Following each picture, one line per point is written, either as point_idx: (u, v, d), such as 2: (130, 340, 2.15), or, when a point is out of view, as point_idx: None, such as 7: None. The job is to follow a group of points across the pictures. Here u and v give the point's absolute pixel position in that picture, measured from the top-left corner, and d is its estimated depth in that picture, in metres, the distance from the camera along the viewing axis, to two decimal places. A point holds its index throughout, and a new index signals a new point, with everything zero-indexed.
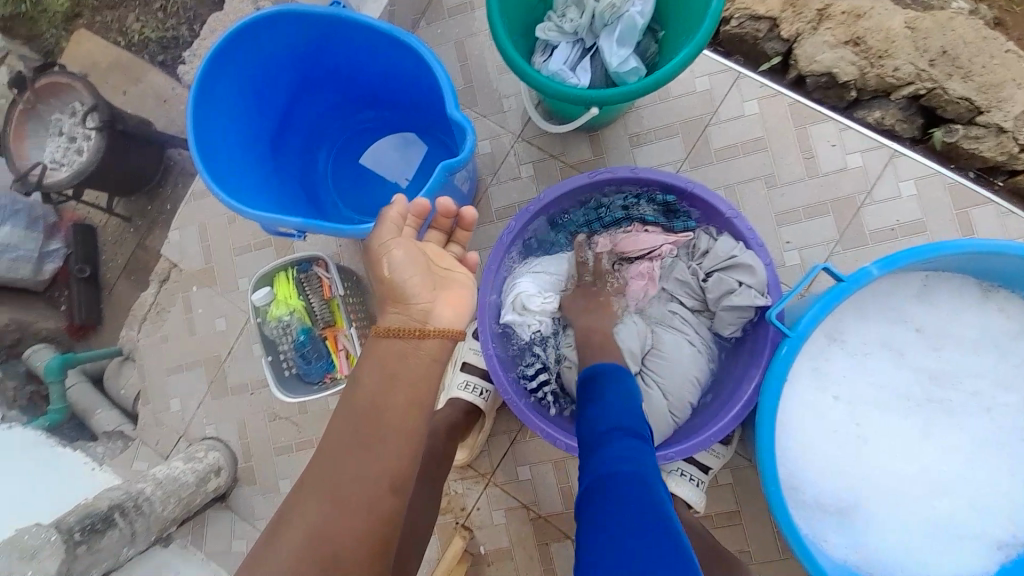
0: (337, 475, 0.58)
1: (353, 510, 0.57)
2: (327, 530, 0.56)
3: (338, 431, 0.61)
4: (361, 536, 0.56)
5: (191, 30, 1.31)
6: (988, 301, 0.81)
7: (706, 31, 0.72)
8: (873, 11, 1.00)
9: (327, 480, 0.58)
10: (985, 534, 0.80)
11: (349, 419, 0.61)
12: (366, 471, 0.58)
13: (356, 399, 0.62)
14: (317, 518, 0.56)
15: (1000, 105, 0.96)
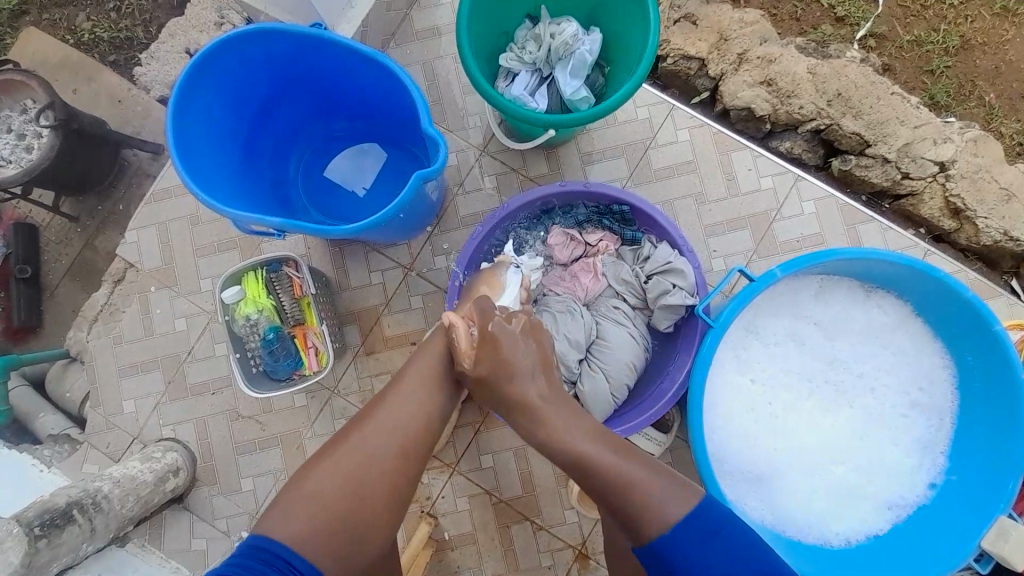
0: (407, 398, 0.76)
1: (414, 424, 0.74)
2: (392, 438, 0.71)
3: (411, 369, 0.80)
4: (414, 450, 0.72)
5: (148, 33, 1.33)
6: (872, 300, 0.98)
7: (643, 70, 0.85)
8: (782, 57, 1.19)
9: (400, 400, 0.76)
10: (875, 495, 0.95)
11: (417, 369, 0.80)
12: (423, 403, 0.76)
13: (428, 354, 0.82)
14: (388, 425, 0.72)
15: (886, 139, 1.18)
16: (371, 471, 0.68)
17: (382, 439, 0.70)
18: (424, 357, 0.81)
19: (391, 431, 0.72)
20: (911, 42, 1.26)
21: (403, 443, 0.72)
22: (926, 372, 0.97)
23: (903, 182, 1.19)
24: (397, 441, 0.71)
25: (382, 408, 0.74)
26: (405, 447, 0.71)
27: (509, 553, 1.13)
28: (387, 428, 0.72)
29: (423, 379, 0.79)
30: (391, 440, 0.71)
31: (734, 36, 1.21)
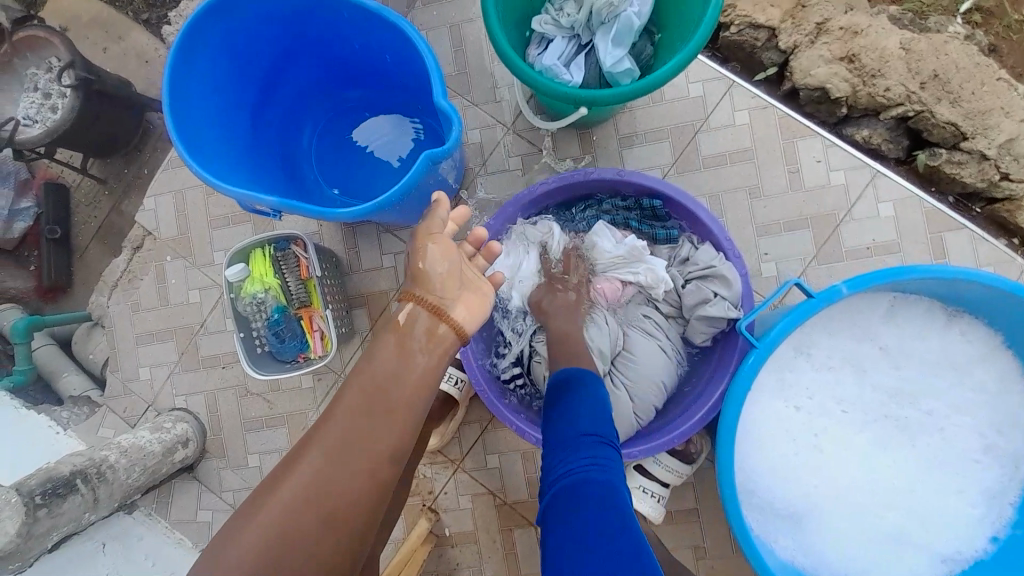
0: (343, 442, 0.59)
1: (354, 473, 0.58)
2: (324, 494, 0.56)
3: (346, 400, 0.62)
4: (358, 504, 0.58)
5: None
6: (953, 325, 0.82)
7: (701, 39, 0.71)
8: (870, 29, 1.00)
9: (333, 447, 0.58)
10: (926, 546, 0.83)
11: (359, 392, 0.63)
12: (369, 443, 0.60)
13: (365, 374, 0.64)
14: (319, 476, 0.57)
15: (986, 133, 0.98)
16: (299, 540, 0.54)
17: (313, 498, 0.56)
18: (370, 378, 0.64)
19: (319, 489, 0.56)
20: (1020, 22, 1.03)
21: (343, 495, 0.57)
22: (1009, 413, 0.82)
23: (1000, 184, 0.99)
24: (334, 495, 0.57)
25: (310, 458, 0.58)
26: (343, 500, 0.57)
27: (511, 557, 1.08)
28: (314, 480, 0.56)
29: (364, 410, 0.61)
30: (322, 498, 0.56)
31: (812, 2, 1.03)
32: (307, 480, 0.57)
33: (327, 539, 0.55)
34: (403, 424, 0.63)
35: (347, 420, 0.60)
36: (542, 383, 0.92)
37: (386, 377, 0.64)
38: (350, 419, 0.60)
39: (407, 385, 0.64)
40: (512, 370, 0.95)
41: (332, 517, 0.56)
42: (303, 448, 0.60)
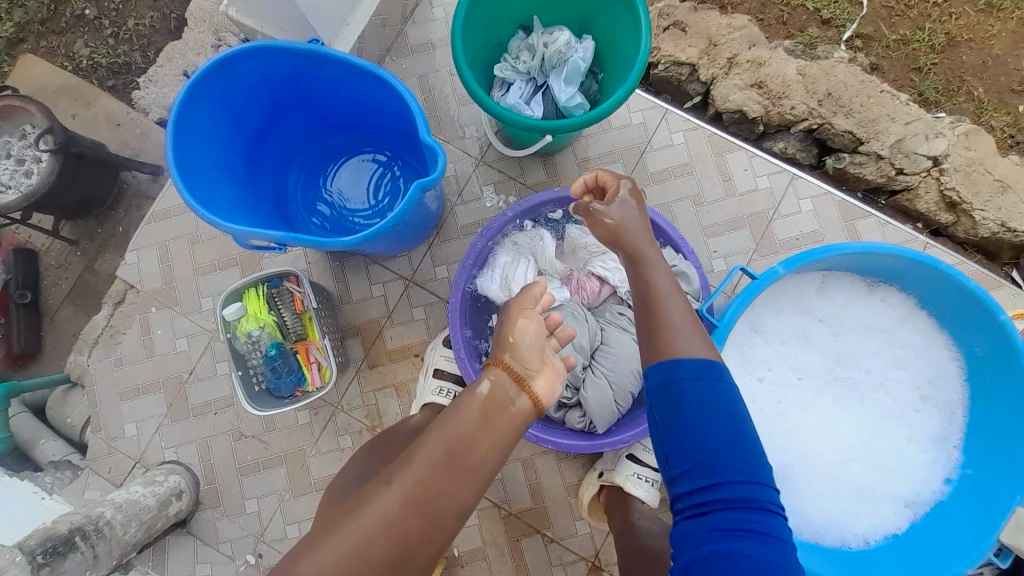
0: (419, 494, 0.55)
1: (421, 528, 0.55)
2: (393, 543, 0.54)
3: (427, 453, 0.57)
4: (424, 554, 0.56)
5: (146, 57, 1.35)
6: (875, 294, 0.97)
7: (637, 74, 0.86)
8: (771, 60, 1.21)
9: (408, 496, 0.55)
10: (891, 492, 0.94)
11: (436, 449, 0.57)
12: (442, 506, 0.56)
13: (449, 431, 0.57)
14: (389, 525, 0.54)
15: (879, 136, 1.18)
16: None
17: (382, 548, 0.54)
18: (445, 439, 0.57)
19: (388, 535, 0.54)
20: (896, 41, 1.28)
21: (410, 547, 0.55)
22: (937, 365, 0.95)
23: (898, 178, 1.20)
24: (402, 544, 0.55)
25: (382, 500, 0.56)
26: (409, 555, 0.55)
27: (521, 568, 1.11)
28: (386, 526, 0.54)
29: (439, 470, 0.56)
30: (390, 546, 0.54)
31: (722, 41, 1.23)
32: (376, 525, 0.54)
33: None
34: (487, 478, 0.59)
35: (422, 472, 0.56)
36: None
37: (464, 436, 0.57)
38: (426, 476, 0.56)
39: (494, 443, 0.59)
40: None
41: (398, 568, 0.54)
42: (371, 496, 0.57)
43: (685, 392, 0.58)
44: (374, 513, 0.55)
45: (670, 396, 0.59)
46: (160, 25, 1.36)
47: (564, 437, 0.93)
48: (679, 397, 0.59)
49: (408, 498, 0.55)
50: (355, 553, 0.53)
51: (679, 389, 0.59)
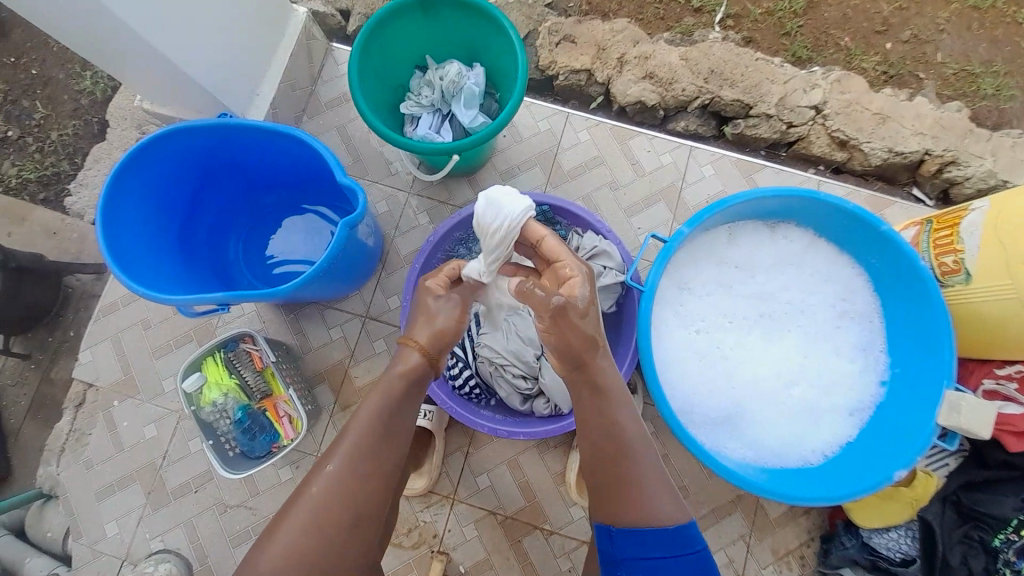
0: (362, 452, 0.70)
1: (345, 518, 0.67)
2: (324, 538, 0.65)
3: (361, 421, 0.72)
4: (354, 536, 0.67)
5: (74, 164, 1.39)
6: (777, 233, 1.11)
7: (521, 90, 0.97)
8: (656, 53, 1.33)
9: (353, 456, 0.69)
10: (837, 405, 1.05)
11: (348, 444, 0.70)
12: (361, 489, 0.69)
13: (379, 395, 0.74)
14: (316, 524, 0.65)
15: (765, 98, 1.31)
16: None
17: (314, 544, 0.64)
18: (353, 434, 0.71)
19: (316, 532, 0.65)
20: (761, 15, 1.43)
21: (339, 535, 0.66)
22: (845, 283, 1.09)
23: (790, 131, 1.32)
24: (331, 535, 0.65)
25: (304, 506, 0.66)
26: (342, 541, 0.66)
27: (528, 566, 1.14)
28: (314, 526, 0.65)
29: (352, 459, 0.69)
30: (321, 539, 0.65)
31: (610, 45, 1.34)
32: (304, 529, 0.65)
33: (334, 571, 0.65)
34: (399, 445, 0.74)
35: (338, 467, 0.68)
36: (494, 380, 1.05)
37: (368, 425, 0.72)
38: (341, 467, 0.69)
39: (399, 419, 0.74)
40: (464, 375, 1.06)
41: (333, 553, 0.65)
42: (294, 506, 0.67)
43: (634, 543, 0.73)
44: (298, 519, 0.65)
45: (631, 546, 0.73)
46: (84, 131, 1.40)
47: (531, 426, 0.98)
48: (643, 560, 0.72)
49: (327, 493, 0.67)
50: (292, 557, 0.63)
51: (631, 537, 0.73)
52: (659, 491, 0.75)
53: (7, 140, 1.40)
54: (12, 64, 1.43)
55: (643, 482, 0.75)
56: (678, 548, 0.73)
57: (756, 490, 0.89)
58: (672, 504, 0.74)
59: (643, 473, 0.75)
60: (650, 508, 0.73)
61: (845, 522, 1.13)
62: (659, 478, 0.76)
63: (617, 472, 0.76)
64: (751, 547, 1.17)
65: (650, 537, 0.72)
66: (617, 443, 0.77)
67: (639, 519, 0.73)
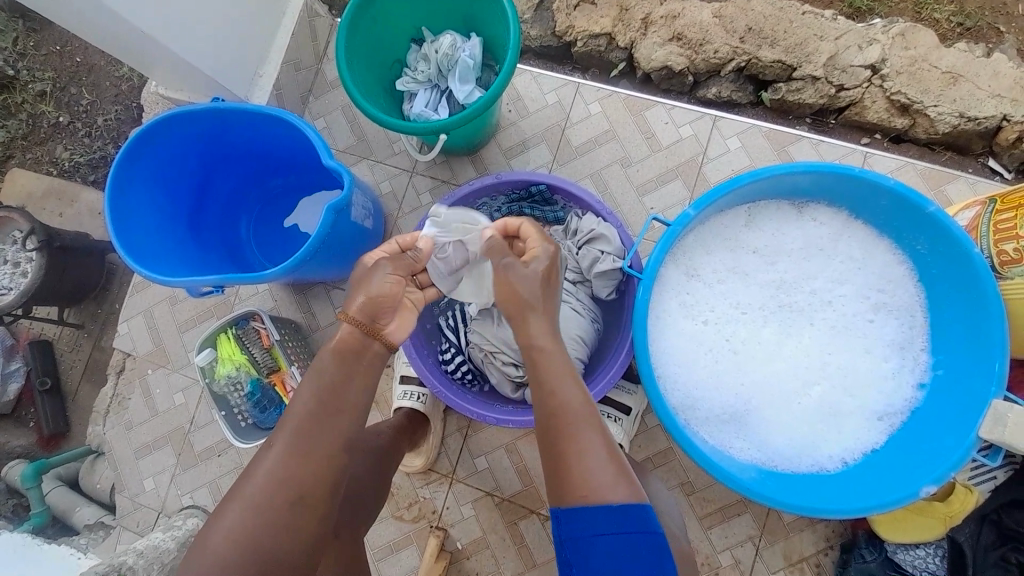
0: (302, 436, 0.67)
1: (289, 495, 0.65)
2: (269, 516, 0.64)
3: (302, 406, 0.68)
4: (299, 514, 0.66)
5: (118, 147, 1.46)
6: (804, 214, 0.99)
7: (513, 57, 0.91)
8: (685, 10, 1.19)
9: (293, 440, 0.66)
10: (863, 408, 0.94)
11: (292, 423, 0.68)
12: (308, 467, 0.66)
13: (317, 375, 0.70)
14: (259, 503, 0.64)
15: (811, 58, 1.15)
16: (257, 555, 0.62)
17: (259, 521, 0.63)
18: (297, 410, 0.68)
19: (261, 510, 0.64)
20: None
21: (284, 513, 0.65)
22: (885, 272, 0.96)
23: (840, 95, 1.16)
24: (273, 513, 0.64)
25: (250, 483, 0.65)
26: (287, 519, 0.64)
27: (524, 550, 1.13)
28: (256, 505, 0.64)
29: (295, 439, 0.67)
30: (267, 516, 0.64)
31: (633, 4, 1.21)
32: (250, 508, 0.64)
33: (284, 547, 0.64)
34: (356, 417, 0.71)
35: (282, 446, 0.66)
36: (486, 366, 1.05)
37: (310, 404, 0.68)
38: (286, 446, 0.66)
39: (344, 393, 0.70)
40: (456, 360, 1.07)
41: (283, 530, 0.64)
42: (241, 482, 0.66)
43: (582, 520, 0.62)
44: (244, 497, 0.64)
45: (579, 522, 0.62)
46: (124, 116, 1.47)
47: (522, 416, 0.96)
48: (593, 544, 0.61)
49: (272, 472, 0.65)
50: (238, 535, 0.62)
51: (578, 513, 0.62)
52: (602, 459, 0.64)
53: (60, 126, 1.48)
54: (58, 52, 1.49)
55: (585, 453, 0.64)
56: (630, 526, 0.61)
57: (756, 497, 0.81)
58: (614, 484, 0.62)
59: (580, 448, 0.64)
60: (587, 481, 0.62)
61: (867, 534, 1.05)
62: (599, 458, 0.64)
63: (549, 447, 0.66)
64: (761, 550, 1.10)
65: (597, 509, 0.61)
66: (556, 414, 0.66)
67: (576, 493, 0.62)
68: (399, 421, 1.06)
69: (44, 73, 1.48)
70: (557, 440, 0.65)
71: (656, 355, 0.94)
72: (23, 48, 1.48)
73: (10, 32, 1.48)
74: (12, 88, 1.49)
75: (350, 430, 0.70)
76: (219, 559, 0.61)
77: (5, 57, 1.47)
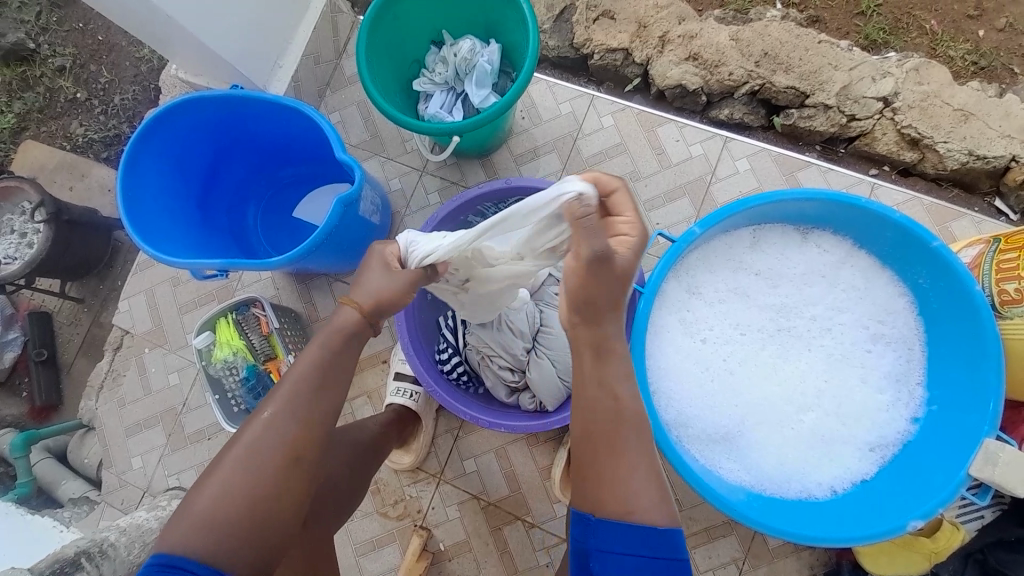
0: (298, 403, 0.67)
1: (277, 461, 0.65)
2: (260, 479, 0.64)
3: (298, 377, 0.68)
4: (288, 477, 0.65)
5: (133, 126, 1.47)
6: (809, 240, 0.99)
7: (531, 63, 0.92)
8: (703, 31, 1.20)
9: (288, 409, 0.66)
10: (855, 438, 0.94)
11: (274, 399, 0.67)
12: (293, 435, 0.66)
13: (317, 347, 0.69)
14: (251, 468, 0.64)
15: (824, 86, 1.16)
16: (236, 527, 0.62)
17: (247, 485, 0.63)
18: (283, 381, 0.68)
19: (251, 473, 0.63)
20: None
21: (272, 478, 0.64)
22: (886, 302, 0.97)
23: (851, 125, 1.17)
24: (266, 477, 0.64)
25: (240, 449, 0.65)
26: (274, 481, 0.64)
27: (506, 557, 1.13)
28: (247, 468, 0.64)
29: (287, 406, 0.66)
30: (254, 481, 0.63)
31: (651, 22, 1.23)
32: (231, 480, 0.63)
33: (268, 511, 0.64)
34: (345, 392, 0.71)
35: (274, 408, 0.66)
36: (482, 369, 1.07)
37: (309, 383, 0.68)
38: (276, 414, 0.66)
39: (336, 369, 0.70)
40: (452, 360, 1.08)
41: (271, 493, 0.64)
42: (230, 446, 0.66)
43: (611, 535, 0.61)
44: (223, 469, 0.64)
45: (606, 536, 0.62)
46: (141, 96, 1.48)
47: (514, 420, 0.96)
48: (618, 560, 0.61)
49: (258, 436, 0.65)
50: (226, 498, 0.62)
51: (604, 528, 0.62)
52: (644, 476, 0.63)
53: (77, 102, 1.49)
54: (81, 29, 1.51)
55: (630, 472, 0.63)
56: (659, 552, 0.61)
57: (744, 520, 0.81)
58: (656, 504, 0.62)
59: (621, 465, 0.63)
60: (627, 497, 0.62)
61: (852, 565, 1.05)
62: (641, 480, 0.63)
63: (592, 452, 0.65)
64: (744, 573, 1.10)
65: (630, 531, 0.61)
66: (607, 421, 0.65)
67: (615, 509, 0.62)
68: (390, 417, 1.06)
69: (66, 48, 1.50)
70: (606, 450, 0.64)
71: (652, 370, 0.95)
72: (47, 23, 1.50)
73: (37, 6, 1.50)
74: (33, 61, 1.50)
75: (338, 406, 0.70)
76: (206, 520, 0.61)
77: (30, 31, 1.49)
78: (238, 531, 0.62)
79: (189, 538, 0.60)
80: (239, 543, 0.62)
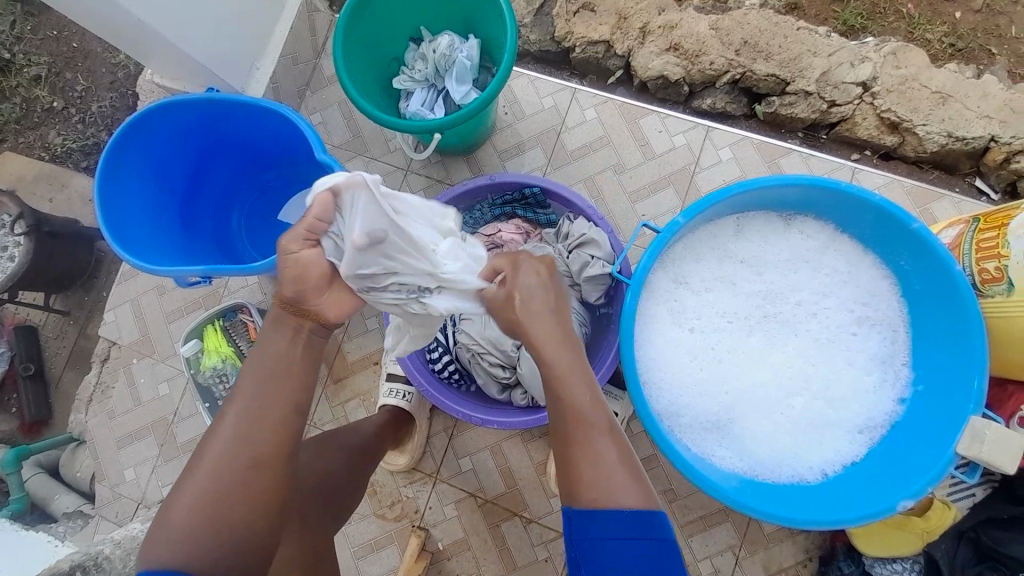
0: (257, 404, 0.66)
1: (244, 463, 0.64)
2: (229, 484, 0.63)
3: (252, 379, 0.67)
4: (257, 478, 0.65)
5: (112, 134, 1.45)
6: (792, 227, 1.00)
7: (510, 58, 0.92)
8: (683, 21, 1.20)
9: (247, 411, 0.66)
10: (844, 421, 0.95)
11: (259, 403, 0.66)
12: (260, 436, 0.65)
13: (269, 345, 0.69)
14: (219, 473, 0.63)
15: (804, 73, 1.17)
16: (220, 532, 0.62)
17: (217, 490, 0.63)
18: (249, 385, 0.67)
19: (216, 479, 0.63)
20: None
21: (242, 481, 0.64)
22: (870, 286, 0.98)
23: (831, 111, 1.18)
24: (235, 480, 0.64)
25: (207, 456, 0.64)
26: (245, 483, 0.64)
27: (505, 553, 1.13)
28: (215, 474, 0.63)
29: (248, 408, 0.66)
30: (223, 486, 0.63)
31: (631, 13, 1.23)
32: (206, 487, 0.63)
33: (242, 515, 0.63)
34: None
35: (236, 410, 0.66)
36: (473, 366, 1.07)
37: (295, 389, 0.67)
38: (236, 417, 0.65)
39: (301, 365, 0.69)
40: (443, 359, 1.08)
41: (243, 496, 0.64)
42: (198, 454, 0.65)
43: (595, 522, 0.59)
44: (192, 478, 0.64)
45: (589, 525, 0.59)
46: (119, 103, 1.46)
47: (507, 416, 0.97)
48: (605, 549, 0.58)
49: (230, 442, 0.65)
50: (199, 506, 0.62)
51: (588, 517, 0.59)
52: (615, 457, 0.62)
53: (54, 111, 1.47)
54: (55, 38, 1.48)
55: (596, 453, 0.61)
56: (645, 532, 0.59)
57: (737, 507, 0.82)
58: (628, 482, 0.60)
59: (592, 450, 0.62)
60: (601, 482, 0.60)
61: (845, 546, 1.06)
62: (612, 462, 0.61)
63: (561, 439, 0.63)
64: (740, 559, 1.11)
65: (611, 515, 0.59)
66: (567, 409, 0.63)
67: (588, 496, 0.60)
68: (383, 418, 1.06)
69: (40, 57, 1.47)
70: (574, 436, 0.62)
71: (643, 362, 0.95)
72: (20, 32, 1.47)
73: (9, 15, 1.47)
74: (7, 71, 1.47)
75: (303, 400, 0.69)
76: (181, 531, 0.61)
77: (2, 40, 1.46)
78: (215, 537, 0.62)
79: (166, 550, 0.60)
80: (216, 549, 0.62)
